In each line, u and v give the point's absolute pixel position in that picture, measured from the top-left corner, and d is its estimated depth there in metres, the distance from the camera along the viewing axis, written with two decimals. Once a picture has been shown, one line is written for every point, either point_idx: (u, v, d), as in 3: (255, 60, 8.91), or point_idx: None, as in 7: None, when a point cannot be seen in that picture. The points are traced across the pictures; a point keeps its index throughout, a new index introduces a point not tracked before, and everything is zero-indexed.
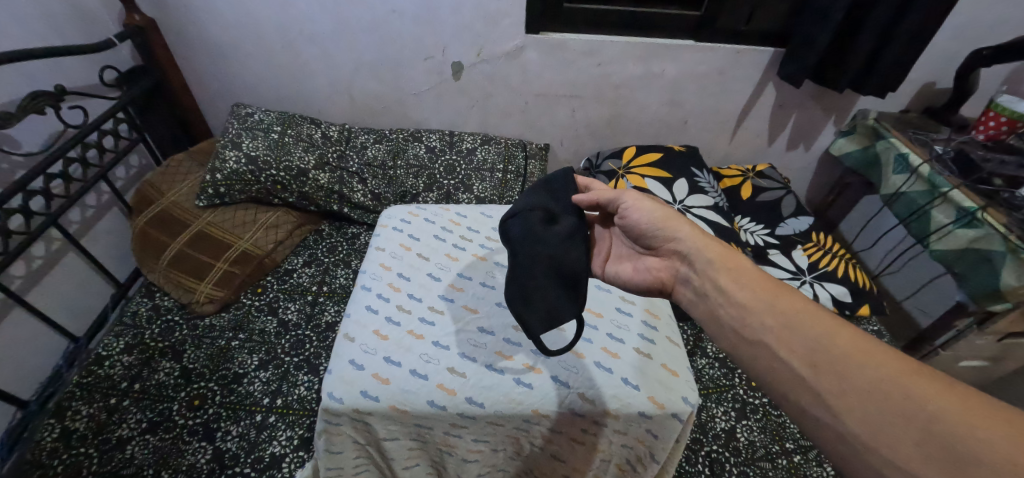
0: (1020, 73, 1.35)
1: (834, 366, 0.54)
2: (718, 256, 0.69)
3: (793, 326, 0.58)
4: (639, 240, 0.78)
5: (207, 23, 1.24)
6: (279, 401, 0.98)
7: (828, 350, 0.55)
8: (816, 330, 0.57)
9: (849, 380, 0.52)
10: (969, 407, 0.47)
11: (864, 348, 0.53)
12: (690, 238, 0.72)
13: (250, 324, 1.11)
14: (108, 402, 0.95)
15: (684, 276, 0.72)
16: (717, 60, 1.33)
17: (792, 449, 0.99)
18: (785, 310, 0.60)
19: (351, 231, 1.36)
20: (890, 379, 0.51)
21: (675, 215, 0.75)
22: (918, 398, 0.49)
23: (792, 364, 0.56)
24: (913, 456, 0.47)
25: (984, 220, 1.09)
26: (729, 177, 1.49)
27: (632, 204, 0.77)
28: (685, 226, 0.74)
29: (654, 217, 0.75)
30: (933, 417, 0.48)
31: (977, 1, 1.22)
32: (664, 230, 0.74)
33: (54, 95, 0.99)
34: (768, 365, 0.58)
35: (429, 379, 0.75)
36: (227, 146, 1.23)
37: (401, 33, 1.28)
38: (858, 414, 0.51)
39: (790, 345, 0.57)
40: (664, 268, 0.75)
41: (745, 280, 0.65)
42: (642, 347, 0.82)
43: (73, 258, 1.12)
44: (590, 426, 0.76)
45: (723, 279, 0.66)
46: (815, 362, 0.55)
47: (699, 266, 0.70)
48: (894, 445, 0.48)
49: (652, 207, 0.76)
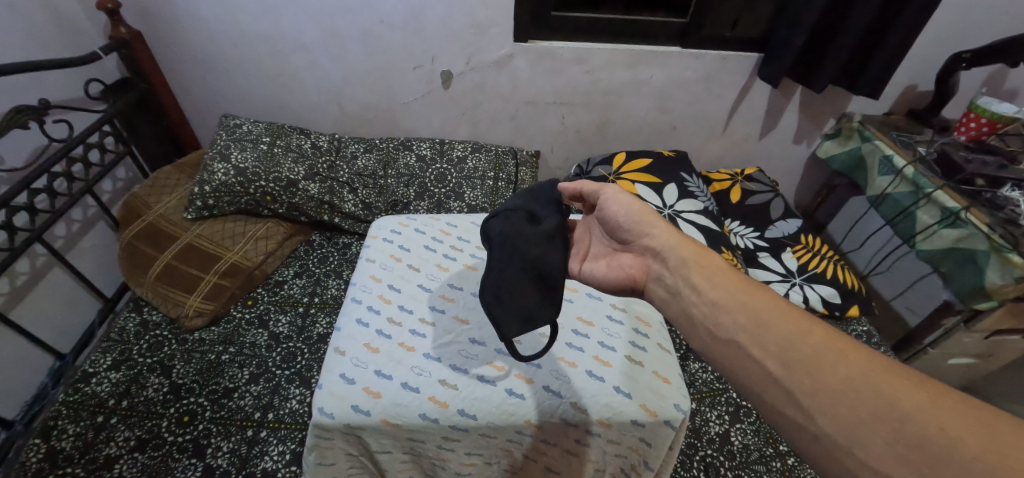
0: (998, 76, 1.38)
1: (807, 365, 0.54)
2: (691, 253, 0.70)
3: (765, 324, 0.59)
4: (615, 235, 0.80)
5: (194, 34, 1.24)
6: (272, 415, 0.97)
7: (800, 349, 0.55)
8: (788, 328, 0.57)
9: (822, 379, 0.52)
10: (941, 406, 0.48)
11: (837, 347, 0.54)
12: (664, 234, 0.73)
13: (240, 338, 1.10)
14: (95, 420, 0.93)
15: (656, 272, 0.73)
16: (704, 66, 1.35)
17: (785, 452, 0.99)
18: (758, 308, 0.60)
19: (342, 241, 1.35)
20: (862, 378, 0.51)
21: (652, 212, 0.77)
22: (891, 396, 0.49)
23: (765, 364, 0.56)
24: (886, 456, 0.47)
25: (968, 219, 1.11)
26: (718, 181, 1.50)
27: (612, 197, 0.80)
28: (660, 223, 0.75)
29: (631, 212, 0.77)
30: (906, 416, 0.48)
31: (955, 6, 1.25)
32: (641, 225, 0.76)
33: (38, 109, 0.98)
34: (742, 365, 0.58)
35: (420, 392, 0.75)
36: (216, 158, 1.22)
37: (390, 44, 1.28)
38: (830, 413, 0.51)
39: (763, 344, 0.57)
40: (637, 265, 0.76)
41: (718, 278, 0.66)
42: (633, 355, 0.83)
43: (59, 273, 1.10)
44: (582, 436, 0.76)
45: (696, 276, 0.67)
46: (788, 360, 0.55)
47: (671, 263, 0.71)
48: (867, 444, 0.48)
49: (630, 201, 0.78)
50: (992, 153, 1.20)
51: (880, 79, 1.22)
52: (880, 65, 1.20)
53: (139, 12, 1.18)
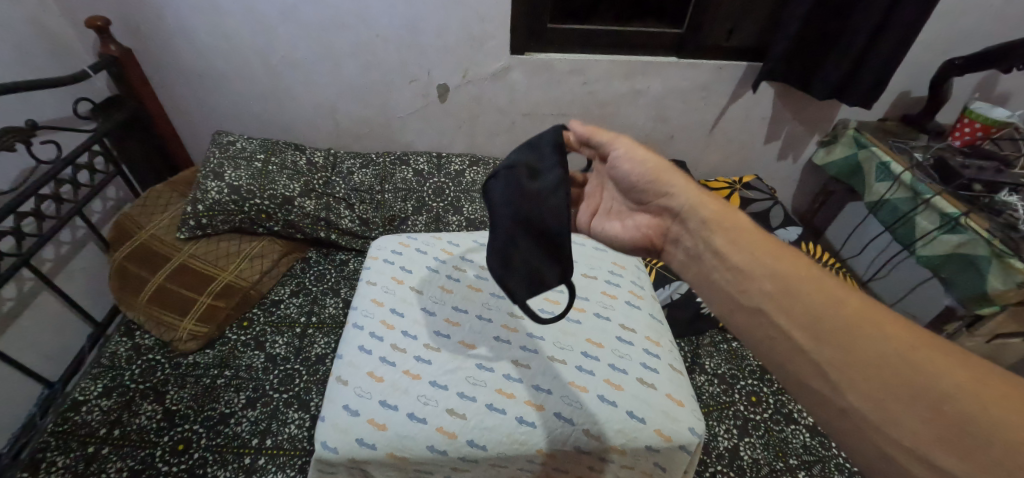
0: (990, 81, 1.40)
1: (840, 337, 0.48)
2: (713, 214, 0.64)
3: (795, 294, 0.52)
4: (631, 193, 0.75)
5: (185, 51, 1.22)
6: (269, 442, 0.94)
7: (832, 319, 0.49)
8: (820, 299, 0.51)
9: (855, 353, 0.47)
10: (984, 386, 0.42)
11: (874, 319, 0.47)
12: (683, 192, 0.67)
13: (235, 361, 1.07)
14: (86, 451, 0.90)
15: (675, 234, 0.69)
16: (700, 76, 1.35)
17: (796, 465, 0.98)
18: (787, 276, 0.54)
19: (340, 258, 1.31)
20: (901, 354, 0.45)
21: (668, 167, 0.71)
22: (929, 373, 0.44)
23: (793, 334, 0.50)
24: (920, 434, 0.42)
25: (967, 225, 1.10)
26: (717, 190, 1.50)
27: (625, 154, 0.74)
28: (677, 180, 0.69)
29: (646, 170, 0.71)
30: (945, 395, 0.42)
31: (948, 14, 1.25)
32: (658, 182, 0.70)
33: (26, 131, 0.95)
34: (767, 337, 0.53)
35: (428, 423, 0.73)
36: (209, 176, 1.19)
37: (386, 58, 1.27)
38: (862, 388, 0.45)
39: (792, 314, 0.51)
40: (653, 225, 0.73)
41: (744, 240, 0.59)
42: (644, 377, 0.81)
43: (47, 296, 1.07)
44: (595, 463, 0.74)
45: (718, 239, 0.61)
46: (818, 332, 0.49)
47: (692, 225, 0.65)
48: (901, 423, 0.43)
49: (644, 157, 0.72)
50: (987, 157, 1.21)
51: (875, 87, 1.23)
52: (875, 73, 1.20)
53: (128, 30, 1.16)
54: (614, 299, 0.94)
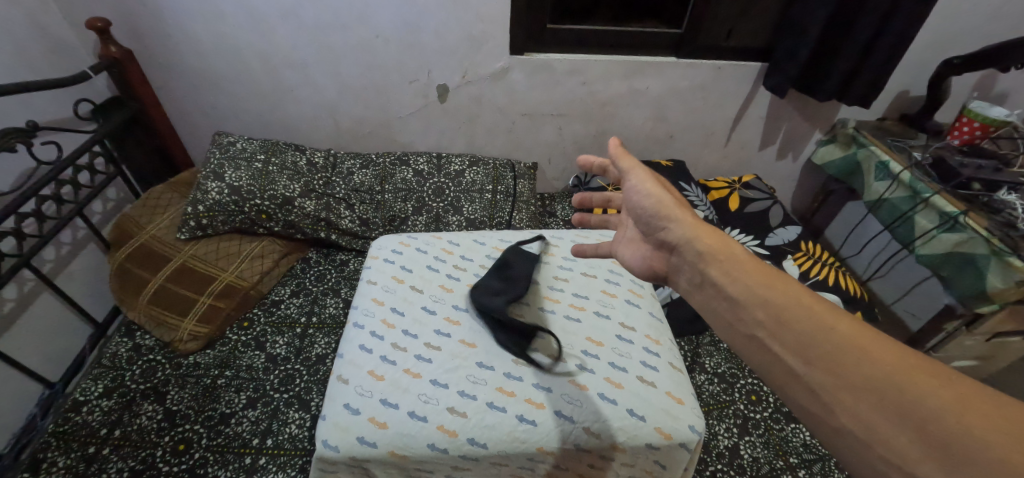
0: (988, 80, 1.40)
1: (829, 360, 0.48)
2: (710, 247, 0.62)
3: (787, 321, 0.52)
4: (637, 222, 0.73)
5: (185, 52, 1.22)
6: (270, 442, 0.94)
7: (822, 343, 0.49)
8: (810, 323, 0.50)
9: (845, 376, 0.46)
10: (969, 404, 0.41)
11: (862, 343, 0.47)
12: (680, 229, 0.65)
13: (236, 361, 1.07)
14: (86, 451, 0.90)
15: (674, 265, 0.67)
16: (699, 76, 1.35)
17: (795, 464, 0.98)
18: (779, 304, 0.53)
19: (340, 258, 1.32)
20: (888, 376, 0.45)
21: (677, 204, 0.69)
22: (915, 393, 0.43)
23: (786, 359, 0.50)
24: (910, 454, 0.42)
25: (966, 224, 1.10)
26: (716, 189, 1.51)
27: (635, 185, 0.73)
28: (681, 217, 0.67)
29: (652, 203, 0.70)
30: (930, 416, 0.42)
31: (947, 14, 1.26)
32: (657, 218, 0.68)
33: (26, 132, 0.95)
34: (763, 361, 0.52)
35: (429, 421, 0.73)
36: (209, 177, 1.20)
37: (386, 59, 1.27)
38: (852, 409, 0.45)
39: (783, 339, 0.51)
40: (657, 257, 0.70)
41: (739, 272, 0.58)
42: (644, 376, 0.81)
43: (47, 297, 1.07)
44: (596, 461, 0.75)
45: (713, 271, 0.60)
46: (809, 356, 0.49)
47: (688, 257, 0.63)
48: (891, 443, 0.43)
49: (653, 190, 0.70)
50: (986, 156, 1.21)
51: (873, 86, 1.23)
52: (873, 73, 1.21)
53: (128, 31, 1.17)
54: (614, 298, 0.95)
